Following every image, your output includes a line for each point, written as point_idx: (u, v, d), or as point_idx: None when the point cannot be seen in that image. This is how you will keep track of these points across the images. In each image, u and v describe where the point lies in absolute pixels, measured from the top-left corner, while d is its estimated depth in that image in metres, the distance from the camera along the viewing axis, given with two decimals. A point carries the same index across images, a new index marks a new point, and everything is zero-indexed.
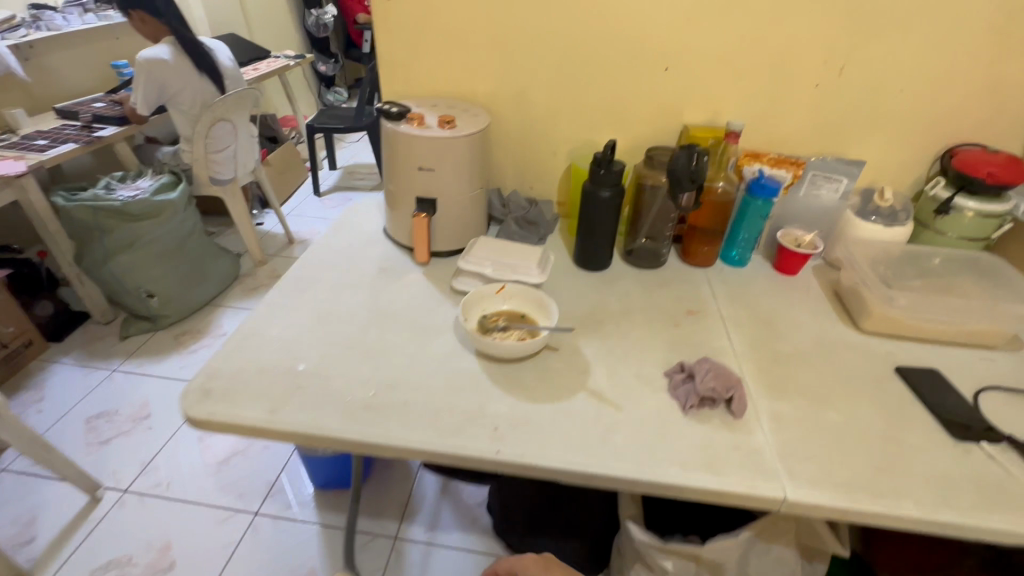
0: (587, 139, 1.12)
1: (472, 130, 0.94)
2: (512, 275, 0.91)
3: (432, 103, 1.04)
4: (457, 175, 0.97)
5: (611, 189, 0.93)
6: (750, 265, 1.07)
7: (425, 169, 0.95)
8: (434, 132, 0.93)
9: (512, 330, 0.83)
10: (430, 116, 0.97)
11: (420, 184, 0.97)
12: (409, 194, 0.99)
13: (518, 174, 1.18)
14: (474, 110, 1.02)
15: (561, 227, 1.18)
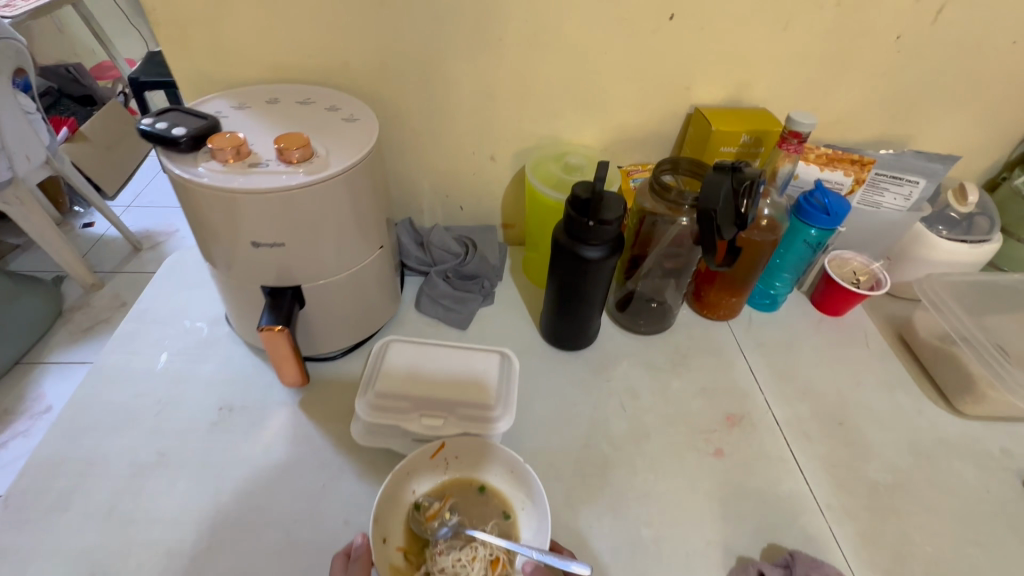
0: (542, 136, 0.70)
1: (347, 162, 0.50)
2: (455, 419, 0.53)
3: (269, 99, 0.57)
4: (333, 242, 0.54)
5: (604, 248, 0.55)
6: (786, 308, 0.75)
7: (269, 243, 0.51)
8: (273, 176, 0.48)
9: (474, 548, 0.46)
10: (263, 135, 0.52)
11: (265, 267, 0.53)
12: (249, 281, 0.55)
13: (439, 193, 0.76)
14: (349, 111, 0.57)
15: (512, 267, 0.79)
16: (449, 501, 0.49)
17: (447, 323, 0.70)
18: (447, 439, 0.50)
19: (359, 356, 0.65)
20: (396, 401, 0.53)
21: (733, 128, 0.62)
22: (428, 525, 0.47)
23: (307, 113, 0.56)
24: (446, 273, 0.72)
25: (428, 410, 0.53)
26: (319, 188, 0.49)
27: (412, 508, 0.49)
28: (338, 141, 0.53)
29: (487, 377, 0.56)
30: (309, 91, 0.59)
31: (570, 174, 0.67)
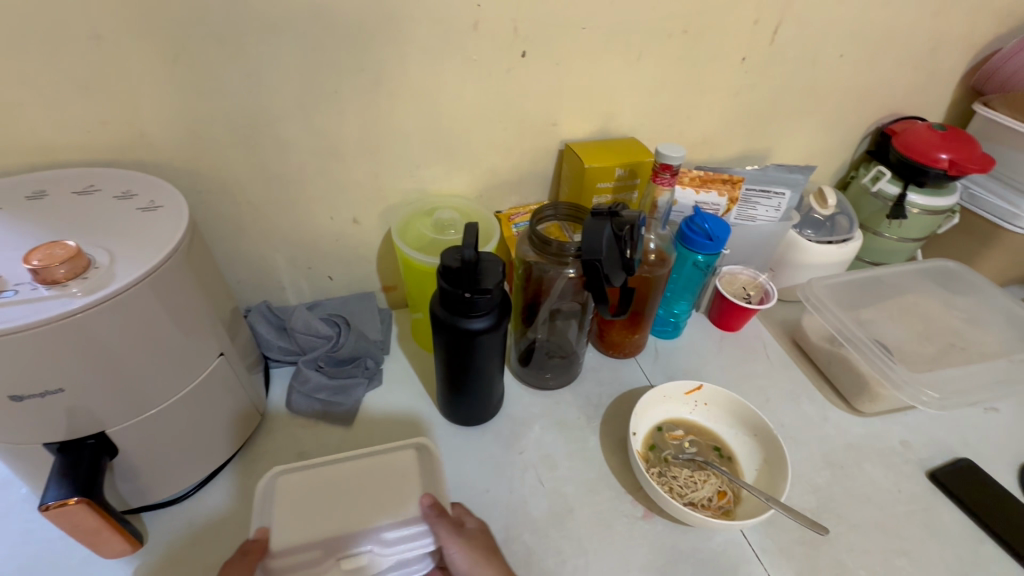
0: (407, 190, 0.63)
1: (144, 267, 0.39)
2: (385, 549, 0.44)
3: (31, 195, 0.44)
4: (144, 367, 0.42)
5: (486, 319, 0.49)
6: (688, 332, 0.74)
7: (42, 391, 0.38)
8: (29, 306, 0.36)
9: (716, 476, 0.54)
10: (11, 251, 0.39)
11: (44, 420, 0.40)
12: (27, 438, 0.41)
13: (299, 267, 0.65)
14: (146, 196, 0.45)
15: (399, 335, 0.70)
16: (692, 436, 0.58)
17: (327, 421, 0.59)
18: (702, 383, 0.60)
19: (214, 487, 0.53)
20: (305, 552, 0.43)
21: (607, 163, 0.59)
22: (669, 444, 0.57)
23: (87, 207, 0.44)
24: (318, 362, 0.61)
25: (347, 550, 0.44)
26: (105, 309, 0.37)
27: (661, 440, 0.57)
28: (132, 240, 0.41)
29: (412, 491, 0.48)
30: (92, 176, 0.46)
31: (443, 232, 0.59)
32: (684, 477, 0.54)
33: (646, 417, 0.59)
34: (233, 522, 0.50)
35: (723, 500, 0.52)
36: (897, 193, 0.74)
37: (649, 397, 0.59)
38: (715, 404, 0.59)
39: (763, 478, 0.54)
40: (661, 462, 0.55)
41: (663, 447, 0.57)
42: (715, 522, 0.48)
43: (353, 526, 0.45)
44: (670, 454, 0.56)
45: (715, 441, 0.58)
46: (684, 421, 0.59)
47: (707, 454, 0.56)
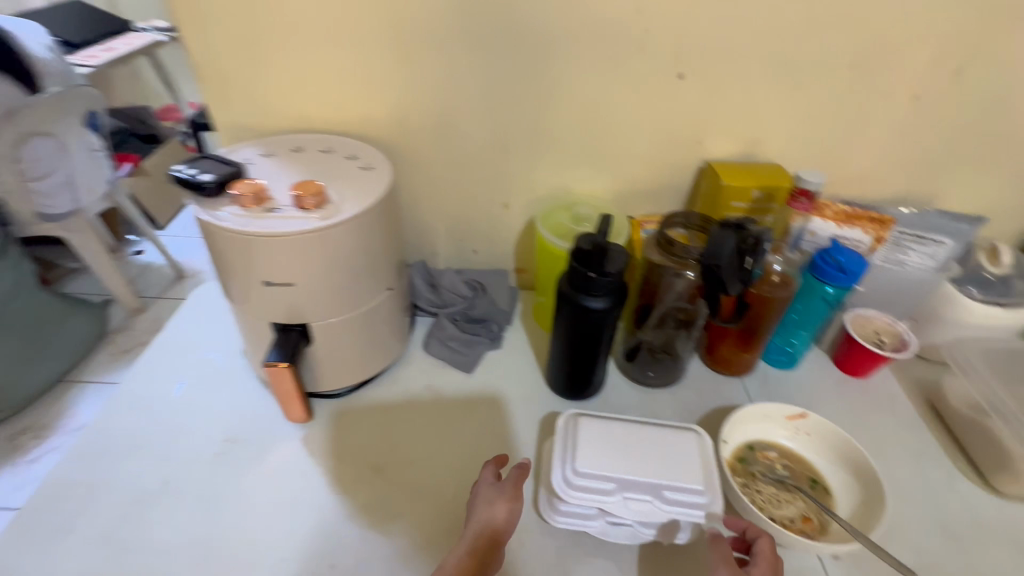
0: (553, 185, 0.72)
1: (359, 208, 0.53)
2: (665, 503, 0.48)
3: (294, 147, 0.61)
4: (342, 282, 0.56)
5: (603, 300, 0.55)
6: (804, 367, 0.72)
7: (280, 283, 0.53)
8: (287, 221, 0.51)
9: (803, 500, 0.54)
10: (283, 183, 0.55)
11: (275, 306, 0.56)
12: (260, 317, 0.57)
13: (453, 237, 0.78)
14: (366, 159, 0.60)
15: (522, 311, 0.79)
16: (786, 460, 0.58)
17: (452, 365, 0.70)
18: (807, 411, 0.59)
19: (361, 392, 0.66)
20: (600, 482, 0.49)
21: (744, 183, 0.62)
22: (760, 461, 0.58)
23: (326, 161, 0.59)
24: (453, 316, 0.73)
25: (634, 493, 0.49)
26: (330, 232, 0.51)
27: (752, 455, 0.58)
28: (353, 188, 0.55)
29: (692, 461, 0.50)
30: (332, 140, 0.63)
31: (578, 224, 0.67)
32: (769, 493, 0.54)
33: (741, 431, 0.60)
34: (371, 423, 0.63)
35: (806, 525, 0.52)
36: None
37: (747, 412, 0.59)
38: (818, 435, 0.58)
39: (856, 517, 0.52)
40: (748, 475, 0.56)
41: (753, 463, 0.58)
42: (795, 539, 0.48)
43: (636, 475, 0.49)
44: (758, 471, 0.57)
45: (810, 470, 0.57)
46: (781, 444, 0.59)
47: (800, 480, 0.56)
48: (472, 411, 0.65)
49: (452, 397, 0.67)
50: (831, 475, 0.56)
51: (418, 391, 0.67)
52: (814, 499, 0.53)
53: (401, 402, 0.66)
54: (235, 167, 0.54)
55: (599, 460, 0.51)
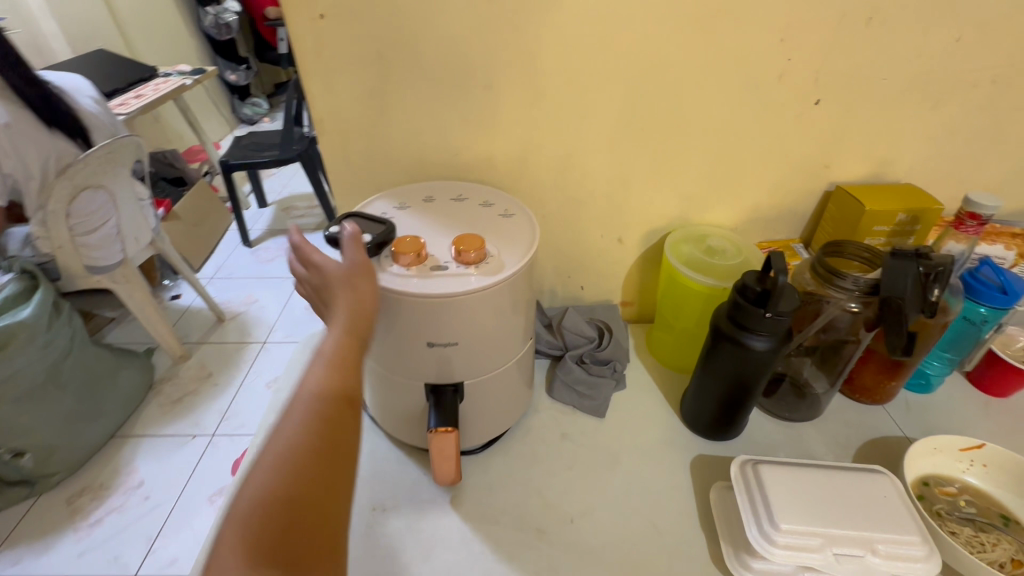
0: (671, 218, 0.70)
1: (520, 261, 0.50)
2: (882, 557, 0.45)
3: (428, 199, 0.59)
4: (497, 336, 0.54)
5: (773, 339, 0.53)
6: (944, 388, 0.70)
7: (444, 342, 0.51)
8: (453, 279, 0.48)
9: (1002, 541, 0.51)
10: (435, 237, 0.53)
11: (431, 365, 0.53)
12: (410, 377, 0.55)
13: (562, 275, 0.76)
14: (505, 207, 0.58)
15: (636, 346, 0.77)
16: (969, 497, 0.55)
17: (581, 410, 0.67)
18: (983, 442, 0.57)
19: (498, 446, 0.64)
20: (806, 537, 0.46)
21: (888, 207, 0.60)
22: (942, 499, 0.55)
23: (464, 210, 0.57)
24: (580, 357, 0.70)
25: (844, 549, 0.45)
26: (497, 288, 0.49)
27: (931, 492, 0.55)
28: (505, 238, 0.53)
29: (896, 507, 0.48)
30: (460, 188, 0.61)
31: (713, 256, 0.65)
32: (967, 535, 0.51)
33: (914, 468, 0.57)
34: (517, 478, 0.60)
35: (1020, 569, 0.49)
36: None
37: (920, 446, 0.57)
38: (997, 467, 0.56)
39: None
40: (935, 514, 0.53)
41: (935, 500, 0.55)
42: None
43: (841, 527, 0.46)
44: (943, 509, 0.54)
45: (997, 508, 0.54)
46: (958, 480, 0.56)
47: (990, 517, 0.53)
48: (617, 458, 0.62)
49: (592, 444, 0.64)
50: (1022, 511, 0.53)
51: (555, 440, 0.64)
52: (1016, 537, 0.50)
53: (541, 454, 0.63)
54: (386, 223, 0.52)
55: (796, 510, 0.48)
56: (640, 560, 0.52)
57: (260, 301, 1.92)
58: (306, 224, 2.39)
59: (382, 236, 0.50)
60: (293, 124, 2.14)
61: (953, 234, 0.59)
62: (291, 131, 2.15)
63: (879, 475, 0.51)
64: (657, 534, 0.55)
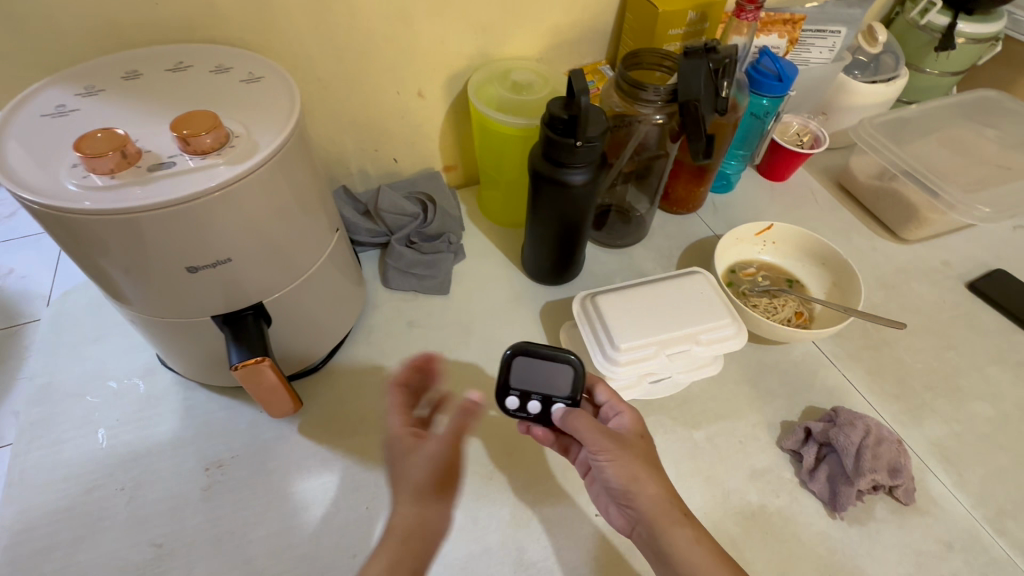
0: (469, 58, 0.61)
1: (278, 136, 0.39)
2: (702, 345, 0.50)
3: (129, 74, 0.42)
4: (285, 239, 0.43)
5: (589, 170, 0.50)
6: (741, 185, 0.77)
7: (212, 262, 0.40)
8: (187, 177, 0.36)
9: (787, 300, 0.60)
10: (150, 126, 0.38)
11: (210, 293, 0.42)
12: (188, 314, 0.43)
13: (367, 150, 0.65)
14: (246, 68, 0.44)
15: (469, 211, 0.72)
16: (763, 272, 0.63)
17: (422, 292, 0.63)
18: (770, 223, 0.64)
19: (340, 356, 0.57)
20: (643, 349, 0.49)
21: (679, 6, 0.57)
22: (745, 280, 0.62)
23: (188, 82, 0.42)
24: (409, 238, 0.64)
25: (674, 348, 0.50)
26: (255, 178, 0.38)
27: (736, 278, 0.62)
28: (253, 112, 0.40)
29: (710, 299, 0.52)
30: (177, 52, 0.44)
31: (521, 93, 0.59)
32: (764, 304, 0.59)
33: (723, 261, 0.63)
34: (370, 382, 0.55)
35: (800, 319, 0.58)
36: (947, 23, 0.73)
37: (726, 240, 0.62)
38: (783, 241, 0.64)
39: (832, 296, 0.60)
40: (741, 295, 0.61)
41: (740, 283, 0.62)
42: (806, 333, 0.54)
43: (670, 331, 0.50)
44: (747, 289, 0.61)
45: (782, 276, 0.63)
46: (755, 261, 0.64)
47: (779, 284, 0.62)
48: (470, 330, 0.60)
49: (442, 324, 0.60)
50: (801, 272, 0.63)
51: (403, 331, 0.59)
52: (796, 294, 0.60)
53: (390, 350, 0.58)
54: (570, 362, 0.45)
55: (632, 328, 0.50)
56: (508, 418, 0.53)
57: None
58: None
59: (576, 398, 0.44)
60: None
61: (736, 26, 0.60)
62: None
63: (697, 275, 0.55)
64: None
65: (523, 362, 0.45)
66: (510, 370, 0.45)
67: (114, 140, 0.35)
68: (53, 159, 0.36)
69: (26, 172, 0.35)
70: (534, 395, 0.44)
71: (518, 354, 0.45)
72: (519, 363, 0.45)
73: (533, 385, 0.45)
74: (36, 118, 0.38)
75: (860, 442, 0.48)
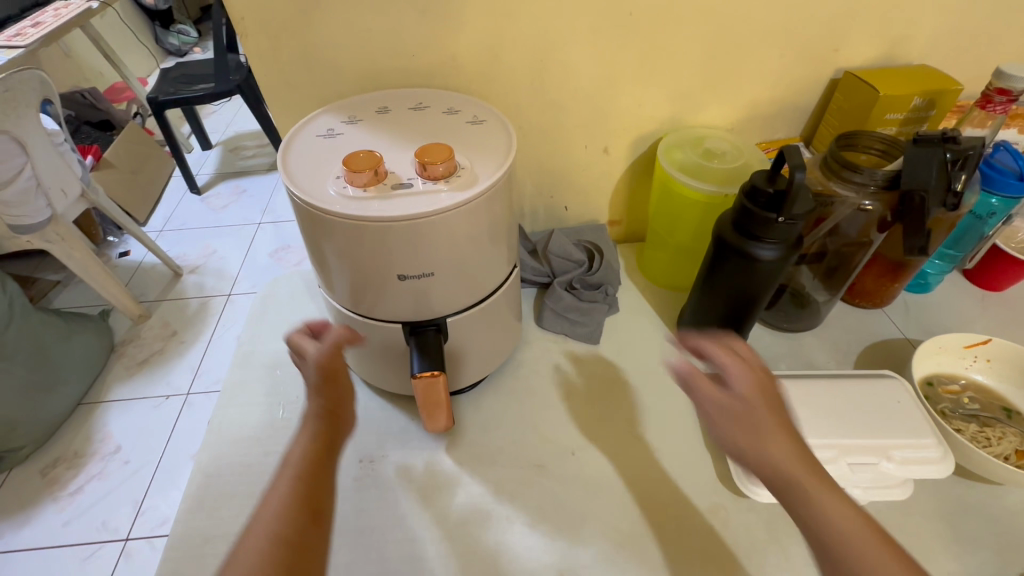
0: (661, 122, 0.63)
1: (496, 173, 0.43)
2: (897, 462, 0.43)
3: (382, 108, 0.50)
4: (477, 263, 0.46)
5: (782, 247, 0.48)
6: (942, 287, 0.68)
7: (418, 274, 0.44)
8: (420, 197, 0.41)
9: (1003, 432, 0.50)
10: (399, 155, 0.45)
11: (407, 303, 0.47)
12: (383, 317, 0.48)
13: (543, 196, 0.69)
14: (474, 111, 0.50)
15: (627, 267, 0.72)
16: (974, 393, 0.54)
17: (573, 338, 0.63)
18: (989, 338, 0.55)
19: (488, 384, 0.60)
20: (821, 450, 0.44)
21: (903, 91, 0.54)
22: (946, 398, 0.53)
23: (426, 121, 0.49)
24: (570, 283, 0.66)
25: (859, 458, 0.44)
26: (470, 204, 0.41)
27: (936, 394, 0.54)
28: (477, 151, 0.45)
29: (910, 411, 0.46)
30: (419, 95, 0.52)
31: (710, 160, 0.59)
32: (973, 432, 0.50)
33: (921, 370, 0.55)
34: (512, 415, 0.57)
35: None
36: None
37: (926, 347, 0.54)
38: (1001, 361, 0.54)
39: None
40: (940, 414, 0.52)
41: (939, 400, 0.53)
42: None
43: (857, 437, 0.44)
44: (947, 408, 0.53)
45: (999, 403, 0.53)
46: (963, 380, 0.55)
47: (993, 411, 0.52)
48: (616, 386, 0.59)
49: (588, 372, 0.60)
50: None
51: (549, 372, 0.60)
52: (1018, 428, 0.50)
53: (534, 388, 0.59)
54: None
55: (810, 423, 0.46)
56: (647, 486, 0.51)
57: (217, 251, 1.80)
58: (258, 164, 2.20)
59: None
60: (223, 51, 1.90)
61: (976, 118, 0.51)
62: (223, 58, 1.91)
63: (890, 380, 0.49)
64: (663, 460, 0.53)
65: None
66: None
67: (375, 162, 0.42)
68: (320, 171, 0.43)
69: (301, 179, 0.42)
70: None
71: None
72: None
73: None
74: (312, 136, 0.47)
75: None
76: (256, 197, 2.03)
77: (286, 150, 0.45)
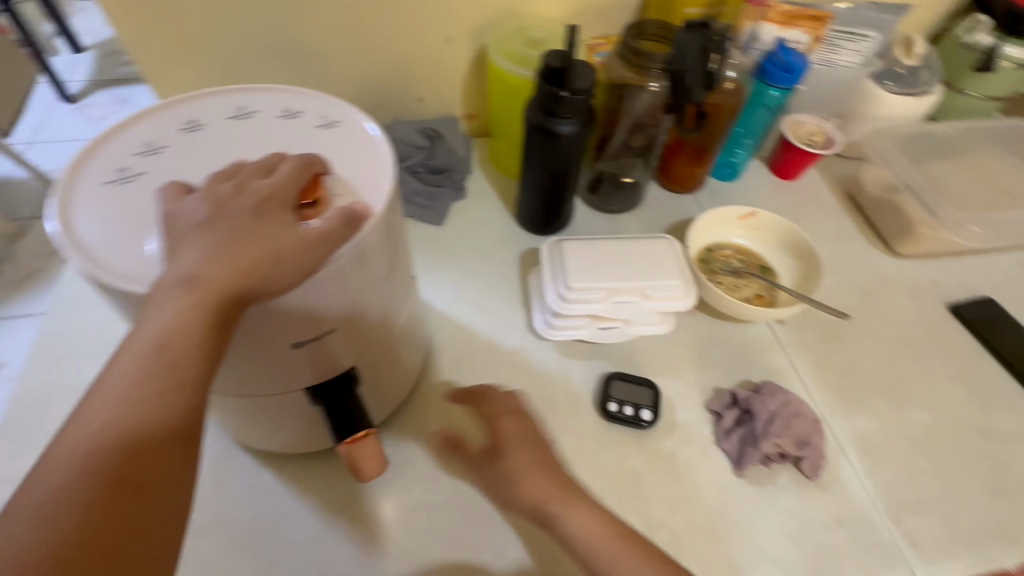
0: (497, 10, 0.65)
1: (384, 192, 0.35)
2: (648, 300, 0.54)
3: (193, 124, 0.38)
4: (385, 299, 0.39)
5: (577, 122, 0.55)
6: (746, 176, 0.78)
7: (315, 335, 0.35)
8: None
9: (749, 281, 0.63)
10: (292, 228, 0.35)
11: (304, 369, 0.38)
12: (277, 390, 0.39)
13: (393, 85, 0.71)
14: (317, 115, 0.39)
15: (479, 159, 0.77)
16: (742, 256, 0.65)
17: (421, 220, 0.69)
18: (756, 210, 0.66)
19: None
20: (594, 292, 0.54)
21: None
22: (717, 259, 0.65)
23: (257, 134, 0.38)
24: (414, 168, 0.70)
25: (622, 297, 0.54)
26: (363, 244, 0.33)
27: (712, 258, 0.65)
28: (342, 165, 0.36)
29: (669, 262, 0.56)
30: (236, 95, 0.40)
31: (536, 48, 0.63)
32: (729, 282, 0.62)
33: (702, 238, 0.65)
34: None
35: (761, 300, 0.61)
36: (989, 44, 0.71)
37: (706, 219, 0.65)
38: (764, 230, 0.66)
39: (798, 285, 0.62)
40: (711, 271, 0.63)
41: (713, 261, 0.64)
42: (758, 311, 0.57)
43: (623, 283, 0.54)
44: (717, 267, 0.64)
45: (757, 264, 0.65)
46: (736, 247, 0.66)
47: (752, 268, 0.64)
48: (451, 259, 0.66)
49: (428, 249, 0.67)
50: (775, 260, 0.65)
51: None
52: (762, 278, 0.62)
53: None
54: (649, 387, 0.55)
55: (590, 272, 0.55)
56: (466, 337, 0.59)
57: None
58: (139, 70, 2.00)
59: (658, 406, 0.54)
60: None
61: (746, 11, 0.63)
62: None
63: (662, 241, 0.59)
64: (483, 316, 0.61)
65: (617, 383, 0.55)
66: (607, 390, 0.55)
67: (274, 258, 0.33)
68: (132, 235, 0.32)
69: (107, 254, 0.31)
70: (628, 403, 0.53)
71: (614, 379, 0.55)
72: (617, 386, 0.55)
73: (628, 399, 0.54)
74: (100, 188, 0.34)
75: (775, 409, 0.52)
76: (139, 107, 1.87)
77: (65, 218, 0.32)
